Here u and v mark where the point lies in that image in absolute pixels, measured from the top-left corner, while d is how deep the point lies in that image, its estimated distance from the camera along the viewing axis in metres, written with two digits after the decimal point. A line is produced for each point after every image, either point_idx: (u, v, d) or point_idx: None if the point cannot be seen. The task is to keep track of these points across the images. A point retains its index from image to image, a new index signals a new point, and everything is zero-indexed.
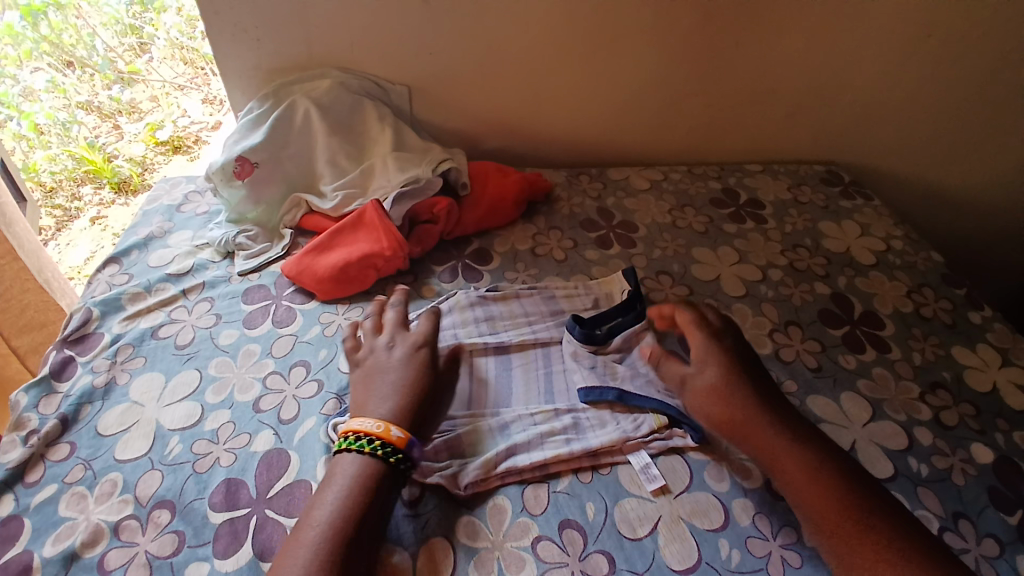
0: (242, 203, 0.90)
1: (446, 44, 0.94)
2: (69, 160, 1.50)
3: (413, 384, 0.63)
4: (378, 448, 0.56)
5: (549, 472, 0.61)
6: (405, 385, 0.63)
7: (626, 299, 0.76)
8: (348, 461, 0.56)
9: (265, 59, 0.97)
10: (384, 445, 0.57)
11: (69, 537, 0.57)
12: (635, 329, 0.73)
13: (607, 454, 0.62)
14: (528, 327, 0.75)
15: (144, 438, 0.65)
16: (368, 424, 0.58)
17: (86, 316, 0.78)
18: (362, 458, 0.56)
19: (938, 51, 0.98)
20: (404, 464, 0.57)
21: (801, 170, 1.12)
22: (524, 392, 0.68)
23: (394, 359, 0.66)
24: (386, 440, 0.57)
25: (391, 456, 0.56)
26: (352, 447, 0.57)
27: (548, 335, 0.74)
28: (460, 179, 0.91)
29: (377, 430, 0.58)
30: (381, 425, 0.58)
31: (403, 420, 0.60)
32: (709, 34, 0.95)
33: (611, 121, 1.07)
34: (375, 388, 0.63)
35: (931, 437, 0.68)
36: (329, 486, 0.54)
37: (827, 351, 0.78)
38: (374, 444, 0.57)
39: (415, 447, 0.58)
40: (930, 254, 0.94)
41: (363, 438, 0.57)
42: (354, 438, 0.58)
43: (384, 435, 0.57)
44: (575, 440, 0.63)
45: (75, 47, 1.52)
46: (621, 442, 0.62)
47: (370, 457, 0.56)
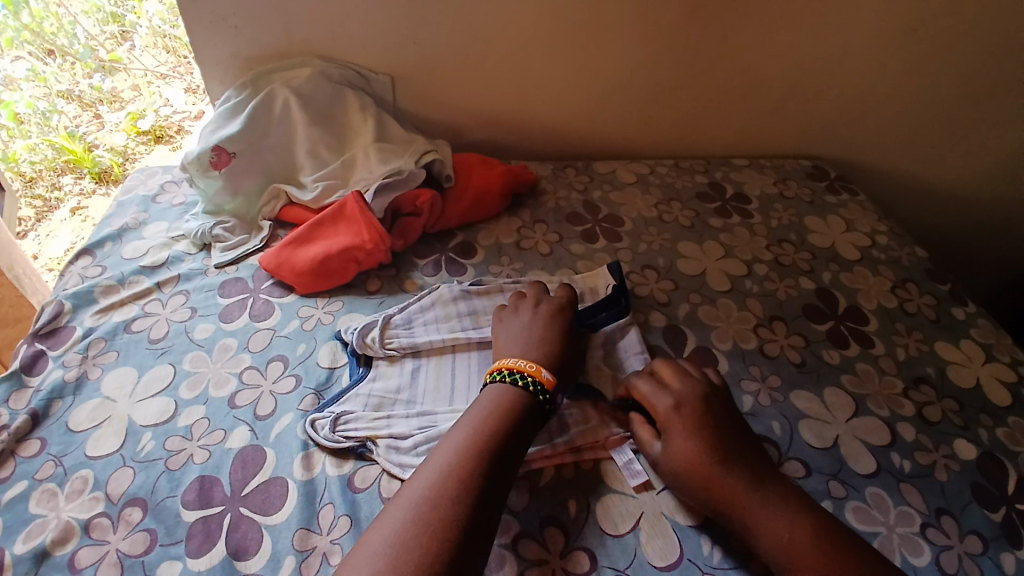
0: (219, 194, 0.88)
1: (429, 33, 0.93)
2: (49, 150, 1.48)
3: (557, 334, 0.66)
4: (529, 383, 0.59)
5: (531, 468, 0.60)
6: (546, 332, 0.65)
7: (610, 294, 0.77)
8: (503, 390, 0.59)
9: (243, 46, 0.94)
10: (535, 382, 0.59)
11: (39, 535, 0.55)
12: (619, 324, 0.74)
13: (590, 449, 0.62)
14: None
15: (116, 435, 0.63)
16: (521, 362, 0.61)
17: (57, 309, 0.75)
18: (513, 389, 0.59)
19: (924, 46, 0.98)
20: (546, 403, 0.59)
21: (787, 164, 1.11)
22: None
23: (537, 316, 0.68)
24: (538, 378, 0.60)
25: (539, 392, 0.59)
26: (504, 379, 0.60)
27: None
28: (444, 171, 0.90)
29: (529, 369, 0.60)
30: (532, 364, 0.61)
31: (551, 366, 0.62)
32: (695, 26, 0.94)
33: (598, 114, 1.06)
34: (525, 338, 0.65)
35: (914, 432, 0.69)
36: (478, 404, 0.58)
37: (811, 346, 0.78)
38: (526, 379, 0.59)
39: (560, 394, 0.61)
40: (914, 250, 0.94)
41: (516, 373, 0.60)
42: (507, 371, 0.60)
43: (535, 374, 0.60)
44: (557, 436, 0.62)
45: (56, 35, 1.48)
46: (604, 437, 0.62)
47: (523, 391, 0.59)
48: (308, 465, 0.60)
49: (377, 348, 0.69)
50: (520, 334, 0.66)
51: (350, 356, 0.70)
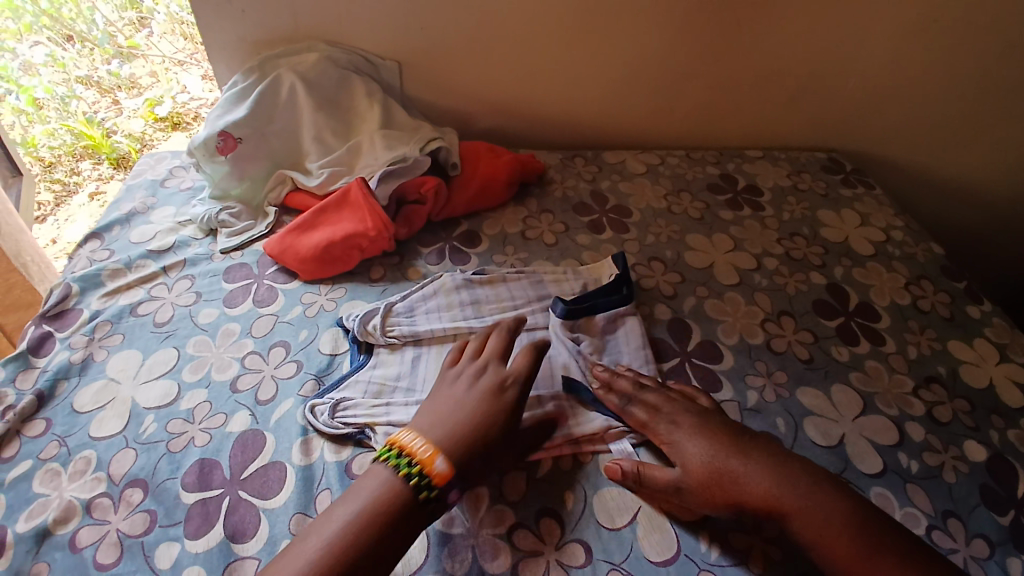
0: (225, 179, 0.88)
1: (437, 18, 0.91)
2: (68, 134, 1.49)
3: (483, 419, 0.55)
4: (416, 476, 0.50)
5: (528, 460, 0.60)
6: (472, 415, 0.54)
7: (611, 282, 0.76)
8: (384, 475, 0.50)
9: (251, 31, 0.94)
10: (422, 474, 0.50)
11: (41, 514, 0.56)
12: (618, 310, 0.73)
13: (588, 443, 0.61)
14: (514, 310, 0.73)
15: (119, 417, 0.64)
16: (417, 443, 0.52)
17: (64, 292, 0.76)
18: (398, 477, 0.50)
19: (947, 36, 0.94)
20: (433, 502, 0.50)
21: (801, 157, 1.09)
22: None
23: (476, 389, 0.57)
24: (427, 471, 0.50)
25: (426, 492, 0.49)
26: (392, 463, 0.51)
27: (534, 321, 0.72)
28: (449, 159, 0.89)
29: (423, 455, 0.51)
30: (428, 450, 0.51)
31: (453, 454, 0.52)
32: (708, 14, 0.92)
33: (609, 103, 1.04)
34: (446, 414, 0.55)
35: (923, 432, 0.67)
36: (345, 501, 0.49)
37: (820, 342, 0.76)
38: (414, 469, 0.50)
39: (454, 491, 0.51)
40: (930, 246, 0.92)
41: (405, 459, 0.51)
42: (398, 452, 0.52)
43: (427, 464, 0.50)
44: (555, 428, 0.61)
45: (74, 20, 1.50)
46: (603, 431, 0.61)
47: (406, 480, 0.50)
48: (307, 451, 0.60)
49: (378, 335, 0.69)
50: (441, 406, 0.56)
51: (351, 342, 0.70)
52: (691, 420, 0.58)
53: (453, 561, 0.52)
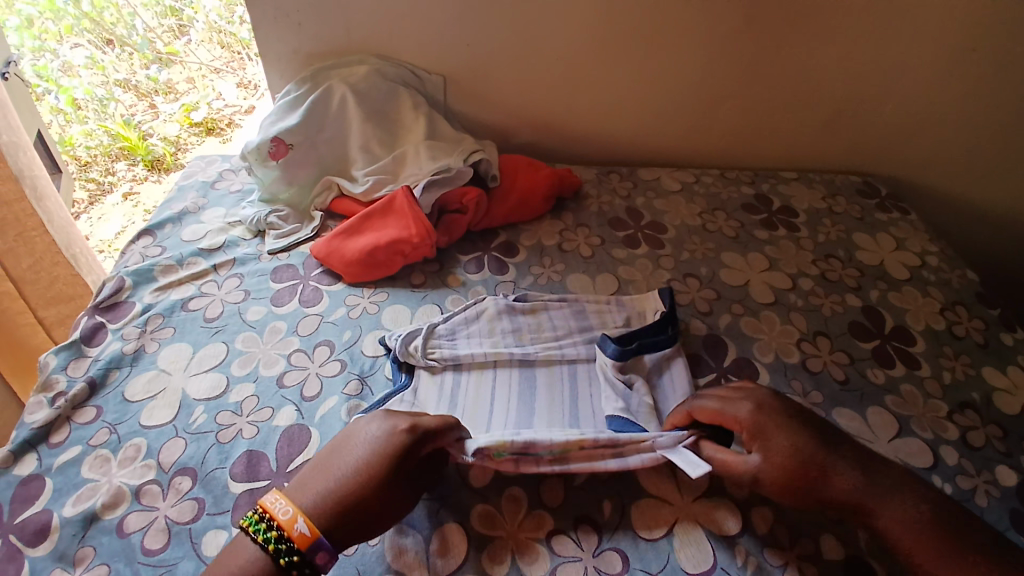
0: (275, 183, 0.91)
1: (484, 34, 0.95)
2: (105, 136, 1.55)
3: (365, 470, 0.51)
4: (273, 542, 0.47)
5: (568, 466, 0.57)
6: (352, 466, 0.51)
7: (658, 319, 0.74)
8: (249, 547, 0.48)
9: (304, 43, 0.98)
10: (282, 538, 0.47)
11: (89, 499, 0.58)
12: (667, 352, 0.70)
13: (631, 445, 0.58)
14: (557, 344, 0.72)
15: (169, 407, 0.66)
16: (278, 505, 0.49)
17: (118, 285, 0.79)
18: (258, 548, 0.47)
19: (986, 64, 0.95)
20: (303, 566, 0.47)
21: (836, 179, 1.09)
22: (549, 408, 0.65)
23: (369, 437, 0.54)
24: (286, 535, 0.47)
25: (287, 560, 0.46)
26: (249, 529, 0.48)
27: (576, 353, 0.71)
28: (490, 171, 0.91)
29: (282, 518, 0.48)
30: (287, 511, 0.49)
31: (320, 512, 0.49)
32: (750, 36, 0.94)
33: (644, 122, 1.06)
34: (329, 467, 0.52)
35: (957, 456, 0.67)
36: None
37: (856, 364, 0.76)
38: (272, 534, 0.47)
39: (323, 550, 0.47)
40: (965, 272, 0.91)
41: (264, 523, 0.48)
42: (256, 518, 0.49)
43: (286, 527, 0.47)
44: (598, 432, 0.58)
45: (115, 25, 1.58)
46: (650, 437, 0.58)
47: (264, 550, 0.47)
48: None
49: (420, 357, 0.69)
50: (330, 455, 0.53)
51: (392, 359, 0.69)
52: (771, 398, 0.57)
53: (492, 562, 0.53)
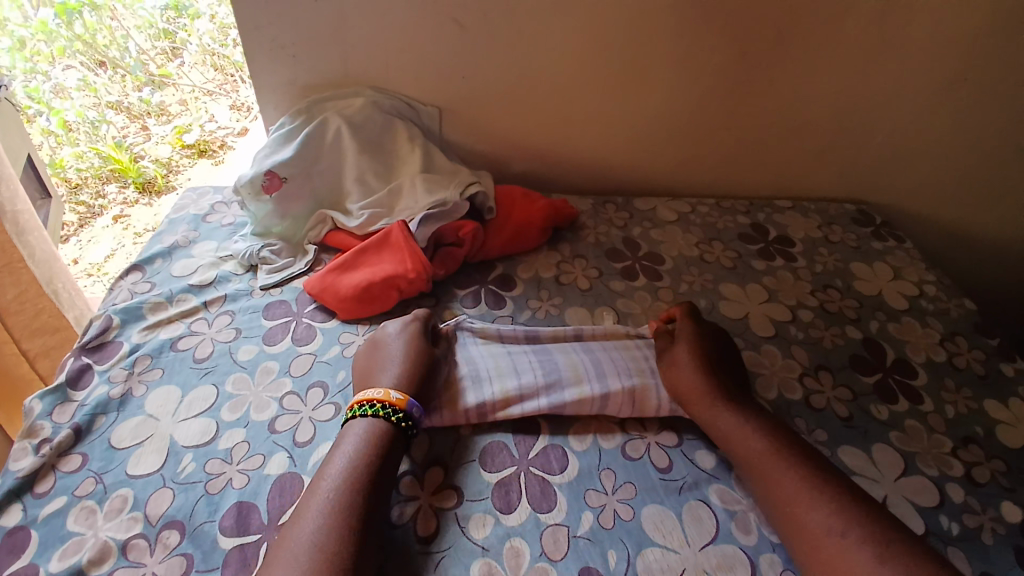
0: (268, 217, 0.90)
1: (480, 68, 0.95)
2: (96, 158, 1.52)
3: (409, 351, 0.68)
4: (381, 410, 0.60)
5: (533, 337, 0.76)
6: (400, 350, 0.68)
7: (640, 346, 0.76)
8: (359, 425, 0.59)
9: (300, 75, 0.97)
10: (385, 406, 0.60)
11: (75, 554, 0.55)
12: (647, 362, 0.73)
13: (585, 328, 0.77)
14: (545, 357, 0.73)
15: (157, 454, 0.63)
16: (370, 391, 0.62)
17: (106, 324, 0.77)
18: (368, 421, 0.60)
19: (974, 95, 0.97)
20: (406, 423, 0.60)
21: (831, 208, 1.09)
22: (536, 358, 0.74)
23: (404, 332, 0.71)
24: (388, 403, 0.61)
25: (400, 420, 0.60)
26: (355, 415, 0.60)
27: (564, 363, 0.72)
28: (486, 203, 0.91)
29: (378, 395, 0.61)
30: (380, 391, 0.62)
31: (404, 386, 0.64)
32: (744, 68, 0.95)
33: (640, 151, 1.06)
34: (381, 357, 0.68)
35: (962, 493, 0.66)
36: (338, 451, 0.57)
37: (858, 400, 0.75)
38: (376, 407, 0.60)
39: (417, 408, 0.62)
40: (962, 301, 0.91)
41: (365, 405, 0.61)
42: (357, 405, 0.61)
43: (384, 398, 0.61)
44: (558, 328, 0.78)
45: (108, 47, 1.56)
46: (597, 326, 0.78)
47: (376, 419, 0.60)
48: None
49: None
50: (373, 356, 0.69)
51: None
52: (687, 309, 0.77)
53: None
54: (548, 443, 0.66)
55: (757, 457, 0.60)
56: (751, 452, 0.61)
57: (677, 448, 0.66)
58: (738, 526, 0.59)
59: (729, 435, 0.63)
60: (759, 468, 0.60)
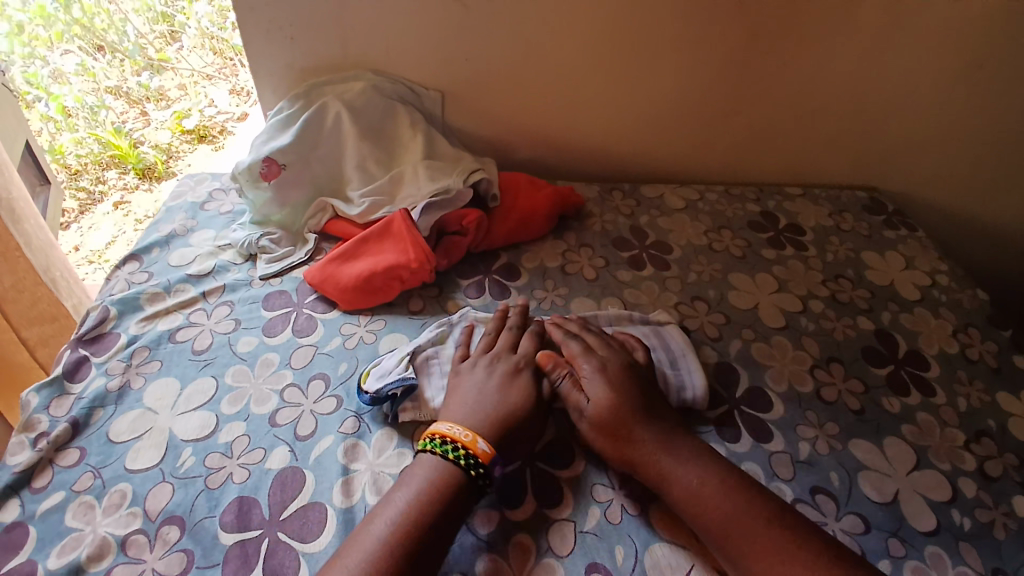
0: (267, 205, 0.88)
1: (483, 51, 0.92)
2: (96, 143, 1.50)
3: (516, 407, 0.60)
4: (461, 457, 0.55)
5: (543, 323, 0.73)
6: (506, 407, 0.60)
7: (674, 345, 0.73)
8: (431, 463, 0.55)
9: (298, 58, 0.95)
10: (468, 455, 0.55)
11: (73, 551, 0.54)
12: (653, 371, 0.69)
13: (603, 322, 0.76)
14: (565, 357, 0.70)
15: (156, 449, 0.62)
16: (458, 431, 0.57)
17: (102, 315, 0.76)
18: (443, 462, 0.55)
19: (992, 79, 0.94)
20: (481, 479, 0.55)
21: (842, 196, 1.07)
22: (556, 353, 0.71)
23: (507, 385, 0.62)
24: (471, 452, 0.55)
25: (477, 474, 0.54)
26: (435, 451, 0.56)
27: None
28: (490, 190, 0.88)
29: (464, 438, 0.56)
30: (469, 434, 0.56)
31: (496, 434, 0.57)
32: (755, 52, 0.92)
33: (647, 137, 1.04)
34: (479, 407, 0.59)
35: (975, 488, 0.64)
36: (401, 487, 0.54)
37: (871, 393, 0.74)
38: (459, 452, 0.55)
39: (498, 466, 0.56)
40: (976, 292, 0.89)
41: (449, 444, 0.56)
42: (440, 441, 0.56)
43: (469, 445, 0.55)
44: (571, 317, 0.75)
45: (106, 31, 1.53)
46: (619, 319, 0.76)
47: (452, 463, 0.55)
48: (348, 492, 0.58)
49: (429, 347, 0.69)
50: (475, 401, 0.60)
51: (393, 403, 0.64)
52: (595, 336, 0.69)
53: None
54: (555, 437, 0.64)
55: (720, 518, 0.52)
56: (712, 508, 0.53)
57: None
58: None
59: (680, 490, 0.55)
60: (727, 527, 0.52)
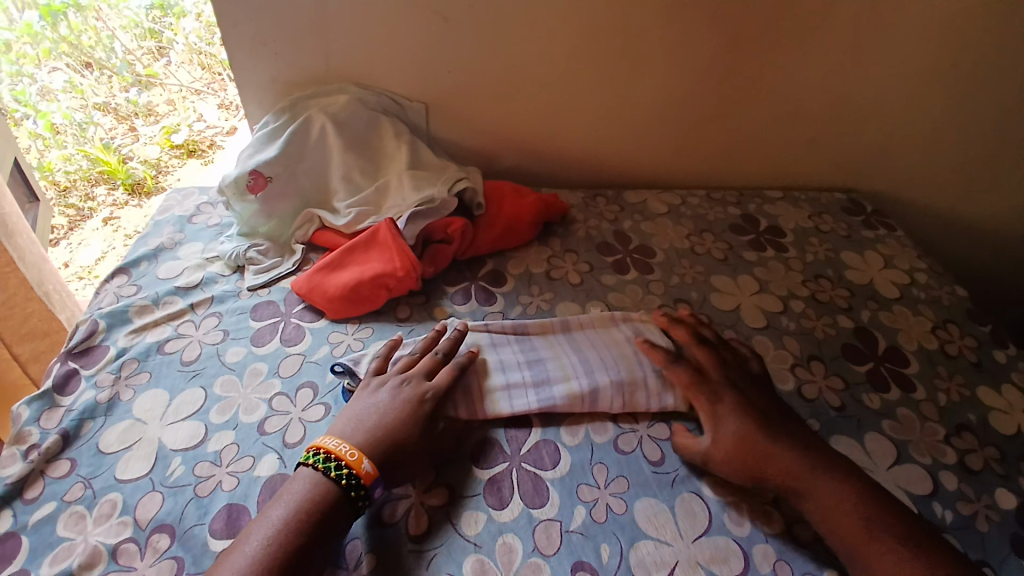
0: (254, 216, 0.89)
1: (466, 61, 0.94)
2: (85, 160, 1.50)
3: (399, 424, 0.60)
4: (344, 477, 0.55)
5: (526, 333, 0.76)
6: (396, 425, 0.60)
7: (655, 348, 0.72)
8: (310, 481, 0.55)
9: (283, 71, 0.96)
10: (351, 475, 0.55)
11: (65, 559, 0.54)
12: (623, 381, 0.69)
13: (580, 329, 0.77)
14: (540, 368, 0.71)
15: (145, 459, 0.63)
16: (343, 448, 0.57)
17: (91, 328, 0.76)
18: (324, 480, 0.55)
19: (964, 80, 0.97)
20: (361, 500, 0.55)
21: (822, 198, 1.09)
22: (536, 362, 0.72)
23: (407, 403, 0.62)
24: (355, 472, 0.55)
25: (357, 495, 0.55)
26: (317, 466, 0.56)
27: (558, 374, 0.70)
28: (475, 199, 0.90)
29: (350, 458, 0.56)
30: (355, 453, 0.57)
31: (377, 452, 0.58)
32: (733, 58, 0.94)
33: (630, 143, 1.06)
34: (367, 425, 0.60)
35: (956, 481, 0.66)
36: (278, 503, 0.54)
37: (850, 389, 0.75)
38: (343, 471, 0.55)
39: (380, 488, 0.56)
40: (954, 288, 0.92)
41: (334, 462, 0.56)
42: (325, 457, 0.56)
43: (355, 465, 0.56)
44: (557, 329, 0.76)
45: (94, 48, 1.54)
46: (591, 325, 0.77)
47: (332, 482, 0.55)
48: None
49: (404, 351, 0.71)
50: (370, 416, 0.61)
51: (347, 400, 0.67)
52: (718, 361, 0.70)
53: None
54: (541, 438, 0.65)
55: (855, 533, 0.54)
56: (845, 521, 0.55)
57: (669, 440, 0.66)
58: (732, 516, 0.59)
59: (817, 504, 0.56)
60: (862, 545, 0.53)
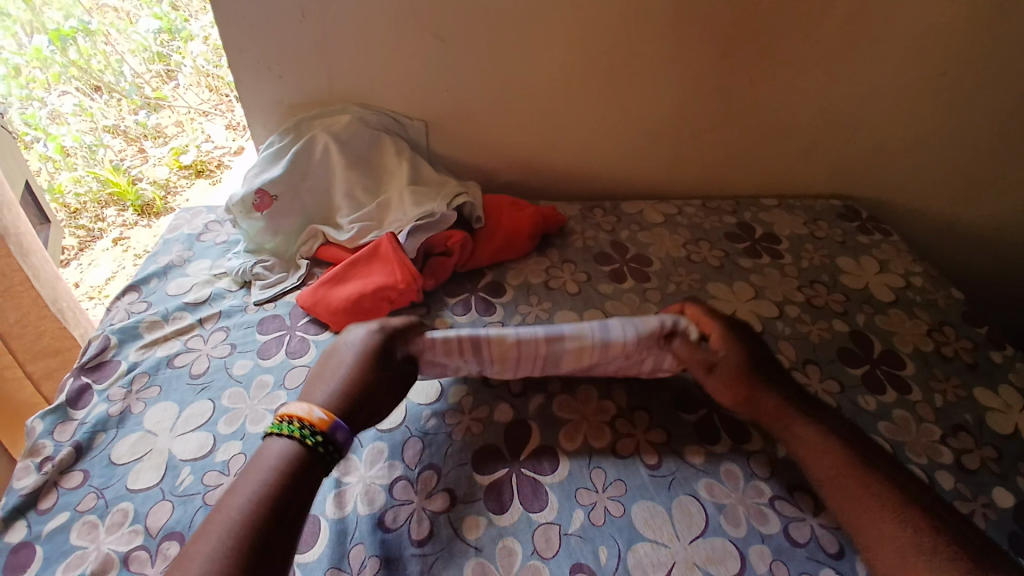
0: (261, 233, 0.92)
1: (464, 80, 0.97)
2: (95, 182, 1.53)
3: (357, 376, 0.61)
4: (296, 430, 0.55)
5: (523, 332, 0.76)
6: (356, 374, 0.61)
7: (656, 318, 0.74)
8: (272, 443, 0.55)
9: (287, 93, 0.99)
10: (303, 426, 0.55)
11: (78, 567, 0.56)
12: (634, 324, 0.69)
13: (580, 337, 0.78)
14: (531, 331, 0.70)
15: (155, 469, 0.64)
16: (296, 408, 0.57)
17: (103, 343, 0.79)
18: (281, 439, 0.55)
19: (953, 87, 0.99)
20: (324, 446, 0.55)
21: (816, 205, 1.11)
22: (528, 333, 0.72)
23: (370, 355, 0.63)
24: (306, 422, 0.55)
25: (318, 443, 0.54)
26: (271, 432, 0.56)
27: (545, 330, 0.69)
28: (474, 213, 0.92)
29: (298, 412, 0.56)
30: (305, 408, 0.57)
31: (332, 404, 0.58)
32: (724, 70, 0.97)
33: (626, 156, 1.08)
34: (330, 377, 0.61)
35: (952, 480, 0.67)
36: (262, 458, 0.53)
37: (846, 392, 0.76)
38: (293, 425, 0.55)
39: (341, 430, 0.56)
40: (950, 291, 0.93)
41: (283, 423, 0.56)
42: (275, 423, 0.56)
43: (304, 417, 0.55)
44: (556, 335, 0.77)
45: (103, 72, 1.58)
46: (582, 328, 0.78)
47: (290, 438, 0.54)
48: (341, 504, 0.61)
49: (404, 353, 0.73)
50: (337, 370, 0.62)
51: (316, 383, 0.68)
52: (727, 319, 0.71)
53: None
54: (540, 445, 0.67)
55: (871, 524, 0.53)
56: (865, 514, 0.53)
57: (666, 444, 0.67)
58: (728, 518, 0.60)
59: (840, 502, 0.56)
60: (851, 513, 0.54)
